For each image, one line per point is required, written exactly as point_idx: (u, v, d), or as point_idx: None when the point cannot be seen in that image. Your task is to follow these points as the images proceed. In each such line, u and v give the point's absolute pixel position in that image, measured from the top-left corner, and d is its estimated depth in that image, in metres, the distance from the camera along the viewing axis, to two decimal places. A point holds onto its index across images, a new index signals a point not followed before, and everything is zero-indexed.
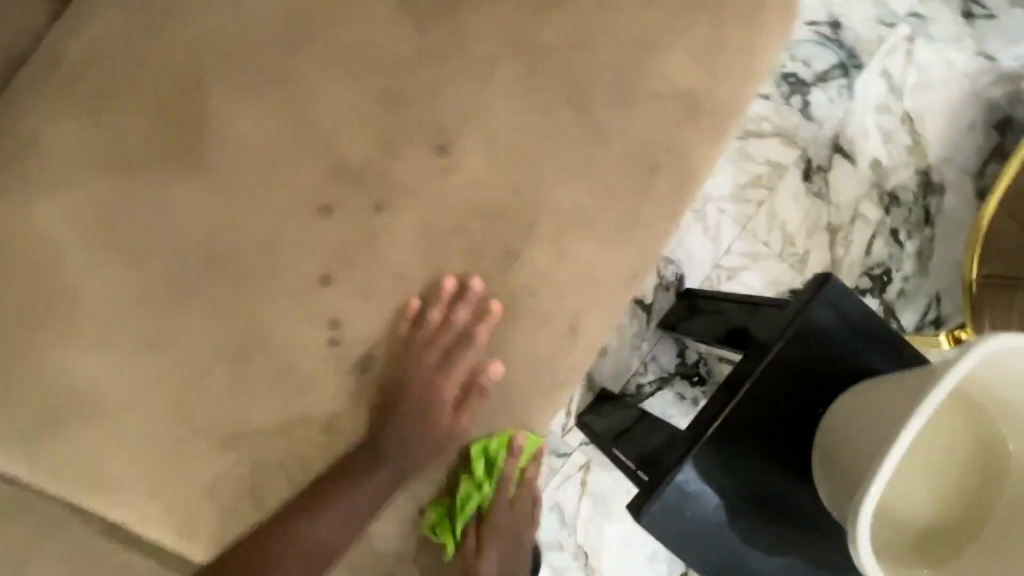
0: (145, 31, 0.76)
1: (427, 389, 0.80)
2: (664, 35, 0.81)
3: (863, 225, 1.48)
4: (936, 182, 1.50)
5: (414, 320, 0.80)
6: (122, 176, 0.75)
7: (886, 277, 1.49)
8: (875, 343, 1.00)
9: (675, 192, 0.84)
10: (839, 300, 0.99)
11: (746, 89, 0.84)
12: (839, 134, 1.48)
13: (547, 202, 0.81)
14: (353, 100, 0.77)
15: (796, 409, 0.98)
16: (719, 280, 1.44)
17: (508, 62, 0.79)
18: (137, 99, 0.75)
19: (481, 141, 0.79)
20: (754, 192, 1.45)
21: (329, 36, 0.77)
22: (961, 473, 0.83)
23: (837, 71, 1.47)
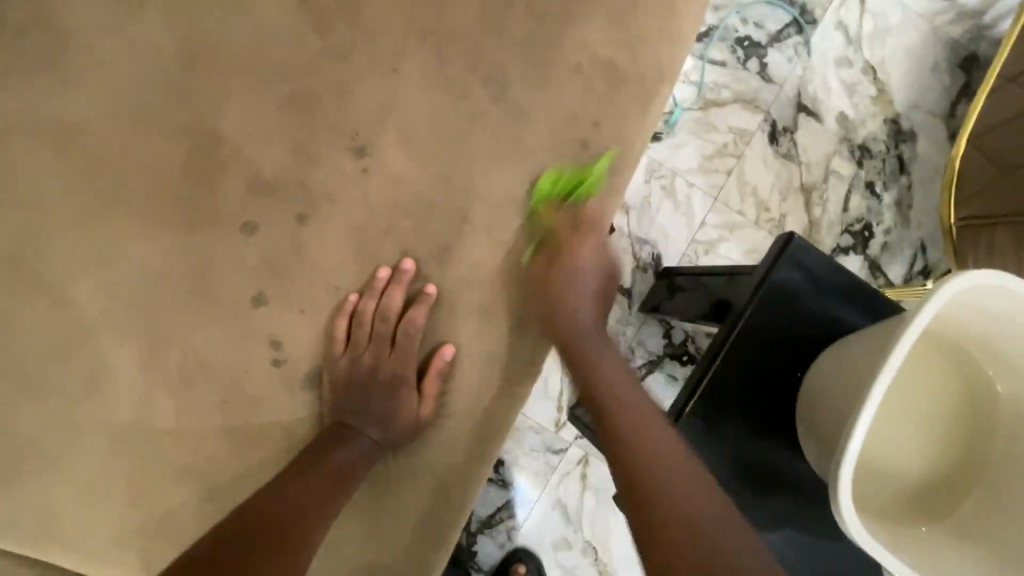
0: (43, 64, 0.74)
1: (380, 394, 0.77)
2: (576, 8, 0.80)
3: (837, 181, 1.44)
4: (906, 129, 1.45)
5: (352, 320, 0.77)
6: (35, 213, 0.73)
7: (867, 232, 1.44)
8: (852, 297, 0.92)
9: (610, 165, 0.80)
10: (805, 258, 0.91)
11: (668, 53, 0.82)
12: (800, 93, 1.43)
13: (476, 190, 0.78)
14: (262, 109, 0.75)
15: (778, 379, 0.90)
16: (697, 256, 1.39)
17: (419, 54, 0.78)
18: (43, 134, 0.74)
19: (400, 136, 0.77)
20: (721, 162, 1.41)
21: (232, 48, 0.75)
22: (948, 419, 0.77)
23: (791, 29, 1.43)
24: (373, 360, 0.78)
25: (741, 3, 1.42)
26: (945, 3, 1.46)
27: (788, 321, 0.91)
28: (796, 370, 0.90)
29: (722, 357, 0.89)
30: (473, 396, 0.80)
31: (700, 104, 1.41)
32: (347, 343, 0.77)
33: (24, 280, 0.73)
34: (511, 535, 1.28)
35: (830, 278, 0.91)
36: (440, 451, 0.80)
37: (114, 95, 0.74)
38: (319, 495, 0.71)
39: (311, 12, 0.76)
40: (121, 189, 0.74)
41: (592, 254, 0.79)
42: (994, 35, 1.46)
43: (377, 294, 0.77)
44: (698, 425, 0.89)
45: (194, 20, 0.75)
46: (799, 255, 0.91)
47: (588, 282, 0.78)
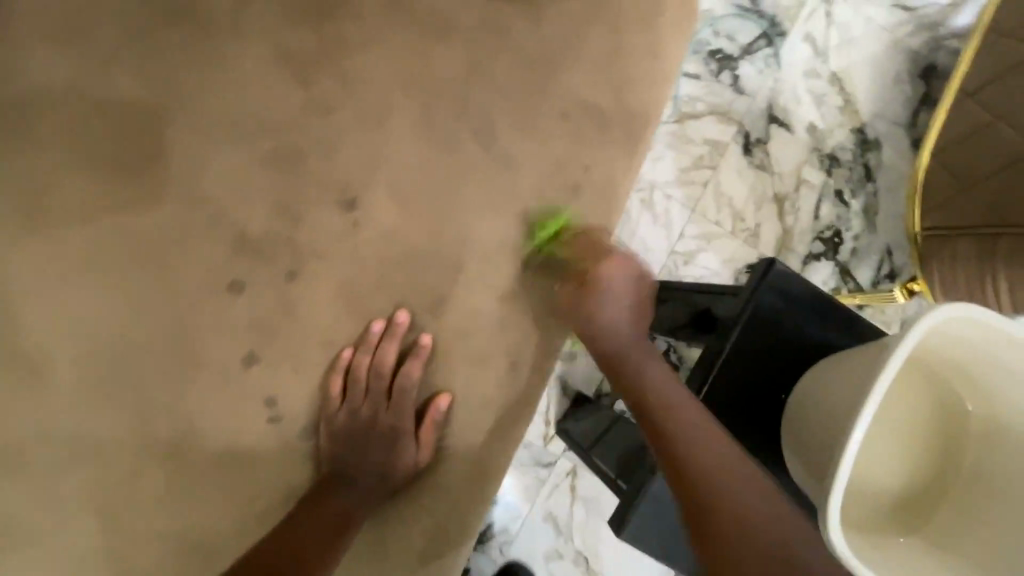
0: (21, 125, 0.73)
1: (378, 444, 0.76)
2: (561, 55, 0.80)
3: (808, 190, 1.44)
4: (873, 138, 1.45)
5: (346, 373, 0.76)
6: (18, 279, 0.72)
7: (837, 239, 1.44)
8: (832, 320, 0.94)
9: (600, 208, 0.81)
10: (784, 283, 0.94)
11: (655, 92, 0.82)
12: (772, 104, 1.44)
13: (467, 239, 0.78)
14: (249, 167, 0.75)
15: (764, 402, 0.93)
16: (677, 267, 1.40)
17: (406, 104, 0.78)
18: (24, 199, 0.72)
19: (389, 188, 0.77)
20: (697, 174, 1.42)
21: (218, 106, 0.75)
22: (923, 439, 0.78)
23: (762, 41, 1.43)
24: (371, 412, 0.77)
25: (712, 17, 1.43)
26: (907, 14, 1.46)
27: (771, 345, 0.93)
28: (781, 394, 0.93)
29: (708, 384, 0.92)
30: (471, 445, 0.79)
31: (675, 118, 1.43)
32: (342, 397, 0.77)
33: (6, 349, 0.72)
34: (502, 550, 1.21)
35: (808, 302, 0.94)
36: (434, 503, 0.78)
37: (95, 158, 0.73)
38: (329, 522, 0.72)
39: (296, 69, 0.77)
40: (105, 253, 0.73)
41: (624, 272, 0.74)
42: (957, 43, 1.46)
43: (371, 346, 0.76)
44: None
45: (179, 80, 0.75)
46: (778, 280, 0.94)
47: (627, 299, 0.72)
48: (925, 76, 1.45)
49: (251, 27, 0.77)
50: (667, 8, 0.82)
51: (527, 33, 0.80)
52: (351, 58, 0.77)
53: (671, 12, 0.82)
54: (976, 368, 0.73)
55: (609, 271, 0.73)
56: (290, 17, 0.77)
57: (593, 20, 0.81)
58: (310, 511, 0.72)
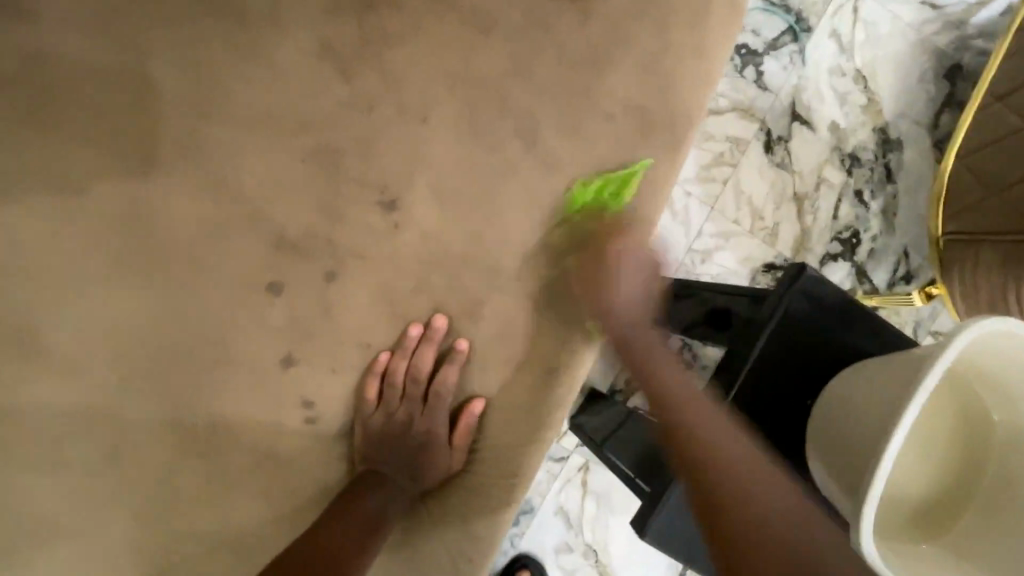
0: (60, 118, 0.71)
1: (412, 448, 0.76)
2: (605, 55, 0.78)
3: (828, 190, 1.43)
4: (894, 138, 1.43)
5: (381, 375, 0.76)
6: (51, 276, 0.71)
7: (855, 239, 1.43)
8: (860, 326, 0.94)
9: (640, 214, 0.79)
10: (814, 289, 0.93)
11: (701, 95, 0.80)
12: (795, 101, 1.42)
13: (506, 243, 0.77)
14: (288, 166, 0.74)
15: (787, 408, 0.93)
16: (695, 265, 1.39)
17: (448, 104, 0.76)
18: (59, 196, 0.71)
19: (428, 189, 0.76)
20: (718, 171, 1.40)
21: (258, 102, 0.74)
22: (947, 446, 0.78)
23: (787, 37, 1.41)
24: (406, 416, 0.76)
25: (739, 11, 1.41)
26: (934, 12, 1.43)
27: (799, 351, 0.93)
28: (806, 400, 0.93)
29: (735, 389, 0.92)
30: (503, 452, 0.77)
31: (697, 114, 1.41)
32: (378, 401, 0.76)
33: (37, 352, 0.70)
34: (514, 542, 1.21)
35: (838, 307, 0.94)
36: (467, 509, 0.76)
37: (130, 154, 0.72)
38: (359, 538, 0.68)
39: (334, 66, 0.75)
40: (139, 252, 0.72)
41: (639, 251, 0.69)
42: (983, 43, 1.43)
43: (408, 349, 0.76)
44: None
45: (219, 76, 0.74)
46: (809, 284, 0.93)
47: (638, 275, 0.67)
48: (949, 76, 1.43)
49: (289, 21, 0.75)
50: (715, 5, 0.79)
51: (571, 32, 0.78)
52: (392, 55, 0.75)
53: (718, 11, 0.79)
54: (1007, 387, 0.72)
55: (628, 248, 0.69)
56: (329, 9, 0.75)
57: (638, 19, 0.79)
58: (340, 519, 0.69)
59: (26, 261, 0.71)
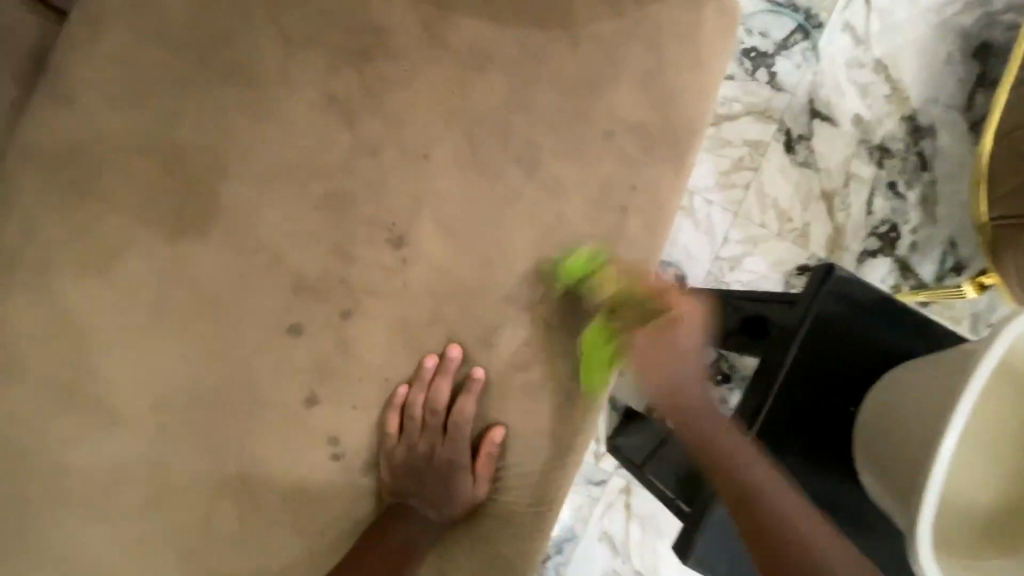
0: (83, 187, 0.74)
1: (437, 477, 0.77)
2: (603, 74, 0.78)
3: (858, 185, 1.38)
4: (925, 125, 1.37)
5: (401, 409, 0.77)
6: (86, 337, 0.74)
7: (894, 234, 1.37)
8: (901, 326, 0.89)
9: (647, 229, 0.80)
10: (846, 290, 0.89)
11: (700, 107, 0.80)
12: (812, 99, 1.39)
13: (516, 269, 0.78)
14: (301, 212, 0.76)
15: (832, 418, 0.88)
16: (723, 273, 1.37)
17: (449, 137, 0.77)
18: (89, 261, 0.74)
19: (435, 223, 0.77)
20: (738, 176, 1.39)
21: (267, 152, 0.76)
22: (1016, 451, 0.71)
23: (798, 35, 1.39)
24: (428, 447, 0.77)
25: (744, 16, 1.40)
26: None
27: (836, 358, 0.88)
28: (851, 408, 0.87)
29: (769, 401, 0.88)
30: (529, 477, 0.77)
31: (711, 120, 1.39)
32: (399, 433, 0.77)
33: (77, 412, 0.74)
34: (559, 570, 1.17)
35: (872, 307, 0.89)
36: (500, 538, 0.76)
37: (152, 215, 0.75)
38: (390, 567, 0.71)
39: (339, 110, 0.76)
40: (166, 308, 0.75)
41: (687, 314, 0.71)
42: (1013, 18, 1.36)
43: (424, 379, 0.77)
44: None
45: (229, 132, 0.76)
46: (840, 284, 0.89)
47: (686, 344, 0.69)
48: (977, 56, 1.37)
49: (295, 74, 0.76)
50: (706, 18, 0.79)
51: (567, 56, 0.78)
52: (391, 94, 0.76)
53: (709, 23, 0.79)
54: None
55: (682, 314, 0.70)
56: (328, 57, 0.76)
57: (632, 37, 0.79)
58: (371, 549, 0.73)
59: (61, 325, 0.74)
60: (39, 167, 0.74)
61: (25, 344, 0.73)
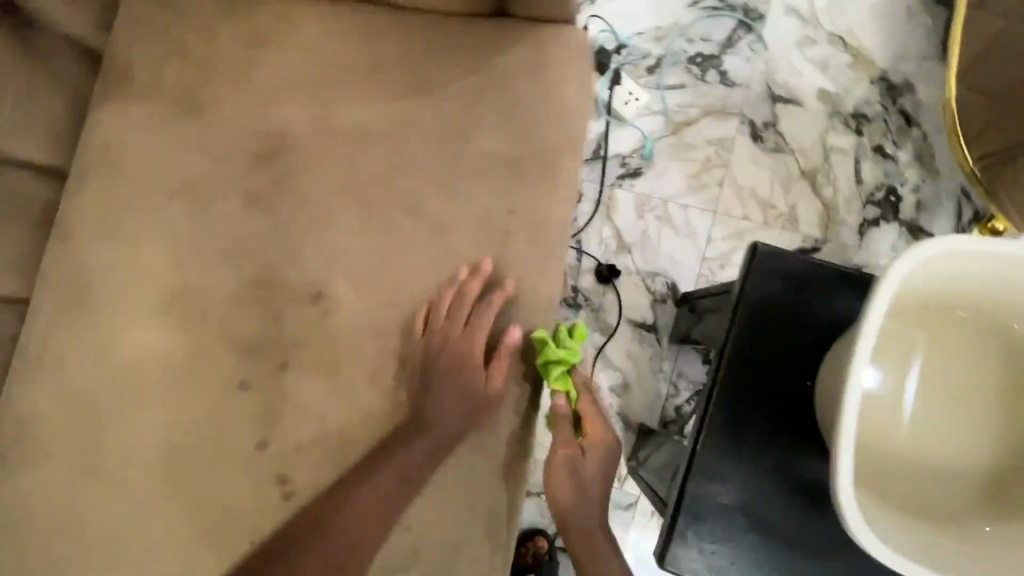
0: (75, 299, 0.94)
1: (456, 374, 0.86)
2: (467, 122, 0.90)
3: (837, 154, 1.69)
4: (897, 84, 1.69)
5: (427, 312, 0.89)
6: (88, 418, 0.92)
7: (891, 195, 1.67)
8: (823, 291, 0.97)
9: (532, 249, 0.90)
10: (776, 267, 0.97)
11: (560, 127, 0.89)
12: (770, 88, 1.72)
13: (421, 304, 0.90)
14: (238, 290, 0.92)
15: (768, 390, 0.96)
16: (713, 272, 1.70)
17: (347, 204, 0.91)
18: (84, 357, 0.93)
19: (348, 278, 0.91)
20: (707, 176, 1.71)
21: (207, 246, 0.93)
22: (1003, 383, 0.86)
23: (741, 32, 1.72)
24: (447, 342, 0.86)
25: (683, 26, 1.73)
26: None
27: (775, 338, 0.96)
28: (795, 370, 0.96)
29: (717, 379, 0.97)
30: (462, 484, 0.89)
31: (671, 129, 1.72)
32: (425, 331, 0.88)
33: (85, 482, 0.90)
34: None
35: (804, 275, 0.97)
36: (443, 540, 0.88)
37: (128, 312, 0.93)
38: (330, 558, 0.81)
39: (257, 202, 0.92)
40: (144, 384, 0.92)
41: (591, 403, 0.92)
42: None
43: (457, 287, 0.88)
44: (710, 453, 0.95)
45: (177, 236, 0.94)
46: (767, 263, 0.97)
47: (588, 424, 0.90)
48: (922, 19, 1.70)
49: (224, 178, 0.93)
50: (551, 55, 0.90)
51: (434, 114, 0.91)
52: (297, 181, 0.92)
53: (556, 59, 0.90)
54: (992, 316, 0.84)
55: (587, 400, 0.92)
56: (244, 159, 0.93)
57: (488, 85, 0.90)
58: (311, 540, 0.81)
59: (68, 413, 0.92)
60: (43, 294, 0.95)
61: (42, 431, 0.91)
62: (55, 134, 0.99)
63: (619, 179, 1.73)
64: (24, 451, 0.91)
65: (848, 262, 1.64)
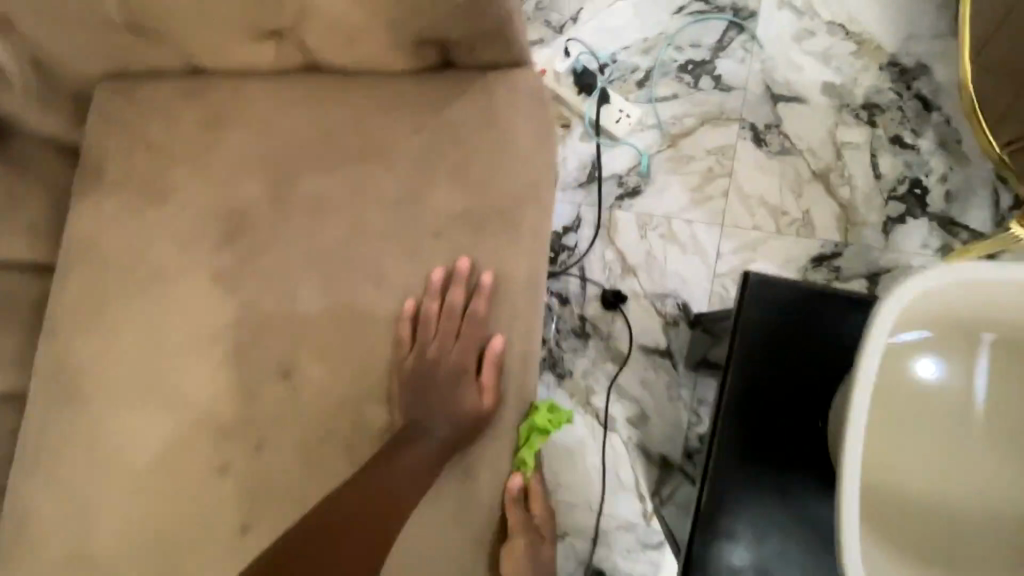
0: (61, 394, 0.96)
1: (448, 385, 0.85)
2: (419, 182, 0.87)
3: (853, 151, 1.46)
4: (912, 66, 1.46)
5: (413, 317, 0.86)
6: (79, 512, 0.93)
7: (917, 189, 1.44)
8: (827, 319, 0.90)
9: (497, 307, 0.86)
10: (770, 296, 0.92)
11: (515, 179, 0.86)
12: (768, 87, 1.50)
13: (390, 374, 0.88)
14: (209, 373, 0.91)
15: (777, 433, 0.88)
16: (726, 290, 1.46)
17: (307, 278, 0.90)
18: (73, 451, 0.94)
19: (314, 353, 0.89)
20: (711, 187, 1.49)
21: (177, 331, 0.93)
22: None
23: (732, 31, 1.52)
24: (439, 351, 0.85)
25: (670, 34, 1.53)
26: None
27: (778, 372, 0.90)
28: (804, 409, 0.88)
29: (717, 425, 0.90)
30: (445, 557, 0.86)
31: (667, 142, 1.50)
32: (413, 340, 0.87)
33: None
34: None
35: (803, 304, 0.91)
36: None
37: (109, 403, 0.94)
38: None
39: (222, 283, 0.92)
40: (129, 474, 0.92)
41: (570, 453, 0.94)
42: None
43: (440, 294, 0.85)
44: (716, 505, 0.87)
45: (149, 323, 0.94)
46: (760, 292, 0.92)
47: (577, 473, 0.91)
48: None
49: (190, 263, 0.94)
50: (499, 106, 0.86)
51: (385, 176, 0.88)
52: (258, 260, 0.91)
53: (504, 109, 0.86)
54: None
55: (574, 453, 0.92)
56: (210, 241, 0.93)
57: (437, 142, 0.87)
58: None
59: (61, 507, 0.93)
60: (33, 391, 0.97)
61: (40, 528, 0.93)
62: (34, 233, 1.01)
63: (616, 201, 1.51)
64: (25, 548, 0.93)
65: (877, 270, 1.42)
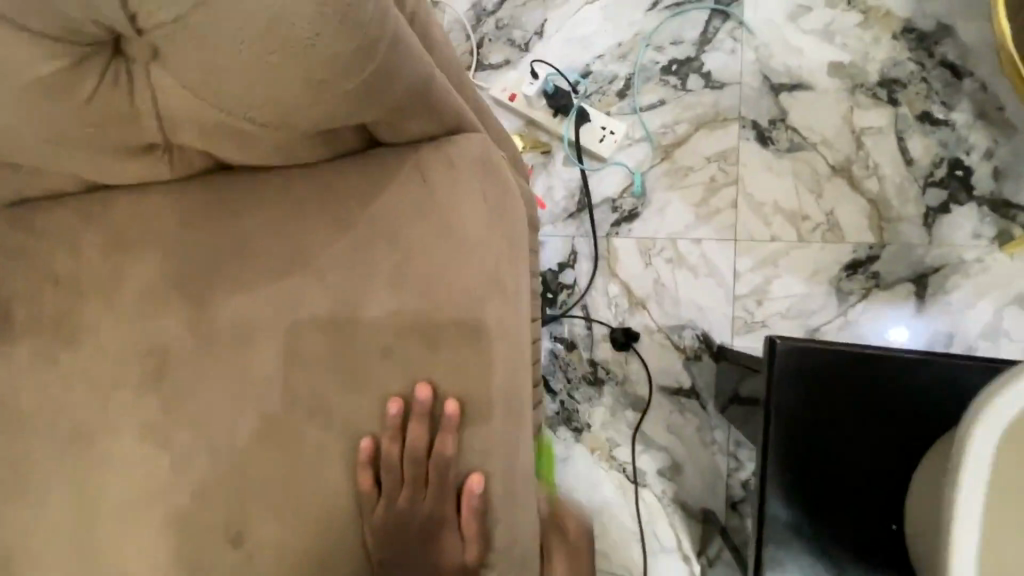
0: None
1: (424, 538, 0.72)
2: (357, 292, 0.73)
3: (876, 137, 1.23)
4: (931, 29, 1.23)
5: (372, 461, 0.72)
6: None
7: (959, 170, 1.21)
8: (877, 384, 0.74)
9: (469, 432, 0.70)
10: (803, 364, 0.75)
11: (470, 274, 0.71)
12: (766, 77, 1.27)
13: (355, 523, 0.73)
14: (149, 543, 0.78)
15: (841, 534, 0.73)
16: (752, 312, 1.24)
17: (245, 420, 0.75)
18: None
19: (262, 508, 0.74)
20: (716, 200, 1.26)
21: (109, 497, 0.79)
22: None
23: (715, 20, 1.29)
24: (410, 500, 0.72)
25: (646, 34, 1.31)
26: None
27: (825, 453, 0.74)
28: (870, 506, 0.72)
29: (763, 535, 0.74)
30: None
31: (660, 156, 1.28)
32: (377, 487, 0.72)
33: None
34: None
35: (844, 371, 0.74)
36: None
37: None
38: None
39: (152, 436, 0.79)
40: None
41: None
42: None
43: (399, 430, 0.71)
44: None
45: (75, 491, 0.80)
46: (790, 366, 0.75)
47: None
48: None
49: (114, 415, 0.80)
50: (440, 190, 0.72)
51: (317, 291, 0.74)
52: (188, 404, 0.78)
53: (446, 195, 0.72)
54: None
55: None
56: (132, 390, 0.80)
57: (372, 244, 0.73)
58: None
59: None
60: None
61: None
62: None
63: (613, 228, 1.30)
64: None
65: (924, 269, 1.20)
